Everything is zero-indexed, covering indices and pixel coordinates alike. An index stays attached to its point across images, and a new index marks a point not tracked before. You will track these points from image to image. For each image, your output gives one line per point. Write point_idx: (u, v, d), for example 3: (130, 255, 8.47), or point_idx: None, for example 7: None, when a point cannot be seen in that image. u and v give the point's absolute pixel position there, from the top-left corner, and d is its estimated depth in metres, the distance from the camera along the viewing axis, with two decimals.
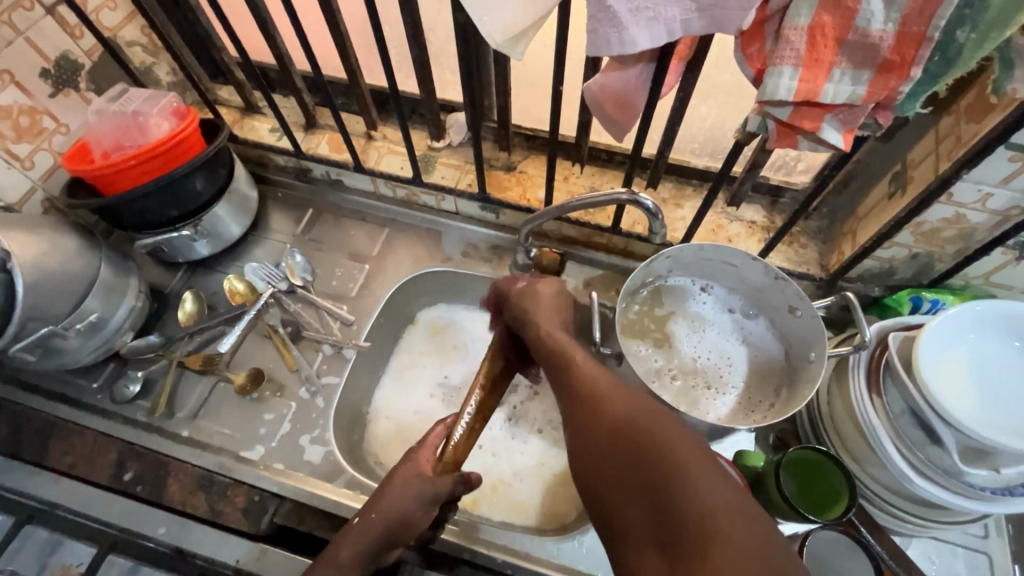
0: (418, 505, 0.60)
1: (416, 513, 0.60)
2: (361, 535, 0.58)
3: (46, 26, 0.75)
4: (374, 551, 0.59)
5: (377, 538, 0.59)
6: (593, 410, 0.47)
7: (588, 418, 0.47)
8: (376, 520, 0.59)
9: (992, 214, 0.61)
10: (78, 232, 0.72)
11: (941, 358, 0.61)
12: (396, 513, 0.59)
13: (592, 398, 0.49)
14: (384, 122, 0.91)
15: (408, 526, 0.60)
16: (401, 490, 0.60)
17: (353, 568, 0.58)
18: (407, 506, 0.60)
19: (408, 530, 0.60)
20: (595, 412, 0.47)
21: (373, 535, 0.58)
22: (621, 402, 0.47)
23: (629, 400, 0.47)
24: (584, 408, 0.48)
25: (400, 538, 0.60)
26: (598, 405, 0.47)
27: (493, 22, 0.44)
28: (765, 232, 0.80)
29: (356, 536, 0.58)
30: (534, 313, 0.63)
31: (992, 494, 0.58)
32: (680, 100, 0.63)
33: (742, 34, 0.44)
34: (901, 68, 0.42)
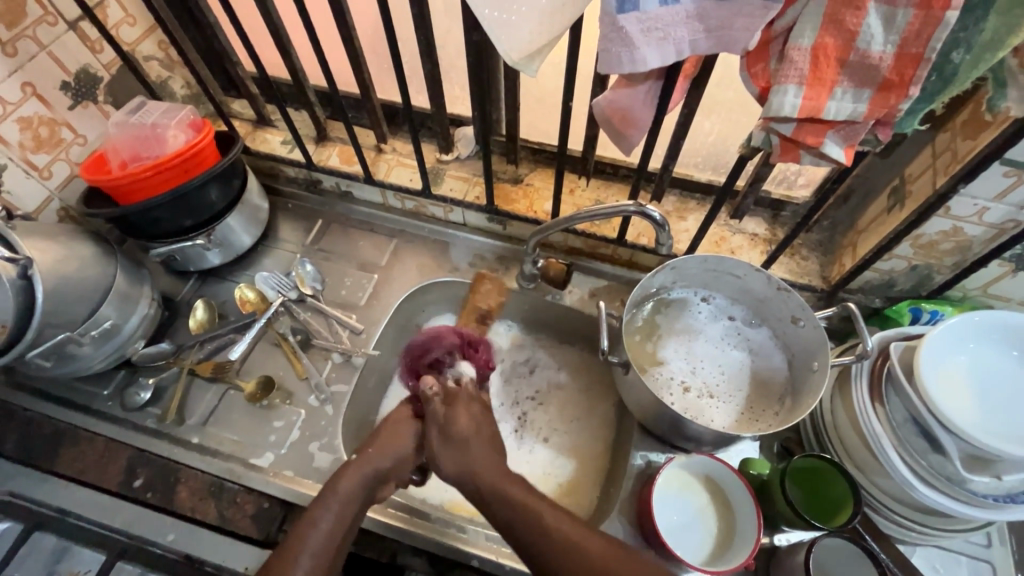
0: (411, 441, 0.69)
1: (407, 449, 0.68)
2: (358, 470, 0.63)
3: (68, 40, 0.77)
4: (371, 483, 0.64)
5: (372, 474, 0.64)
6: (577, 559, 0.53)
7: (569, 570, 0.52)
8: (375, 457, 0.65)
9: (988, 227, 0.63)
10: (94, 240, 0.74)
11: (941, 367, 0.62)
12: (392, 450, 0.67)
13: (565, 546, 0.54)
14: (394, 136, 0.94)
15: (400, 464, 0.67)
16: (396, 431, 0.69)
17: (354, 499, 0.61)
18: (400, 437, 0.69)
19: (401, 467, 0.67)
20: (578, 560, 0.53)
21: (371, 469, 0.64)
22: (590, 544, 0.54)
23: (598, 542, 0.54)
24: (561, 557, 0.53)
25: (392, 475, 0.66)
26: (577, 552, 0.53)
27: (511, 40, 0.46)
28: (767, 245, 0.82)
29: (351, 473, 0.63)
30: (461, 417, 0.67)
31: (994, 502, 0.59)
32: (685, 117, 0.65)
33: (748, 54, 0.47)
34: (900, 86, 0.44)
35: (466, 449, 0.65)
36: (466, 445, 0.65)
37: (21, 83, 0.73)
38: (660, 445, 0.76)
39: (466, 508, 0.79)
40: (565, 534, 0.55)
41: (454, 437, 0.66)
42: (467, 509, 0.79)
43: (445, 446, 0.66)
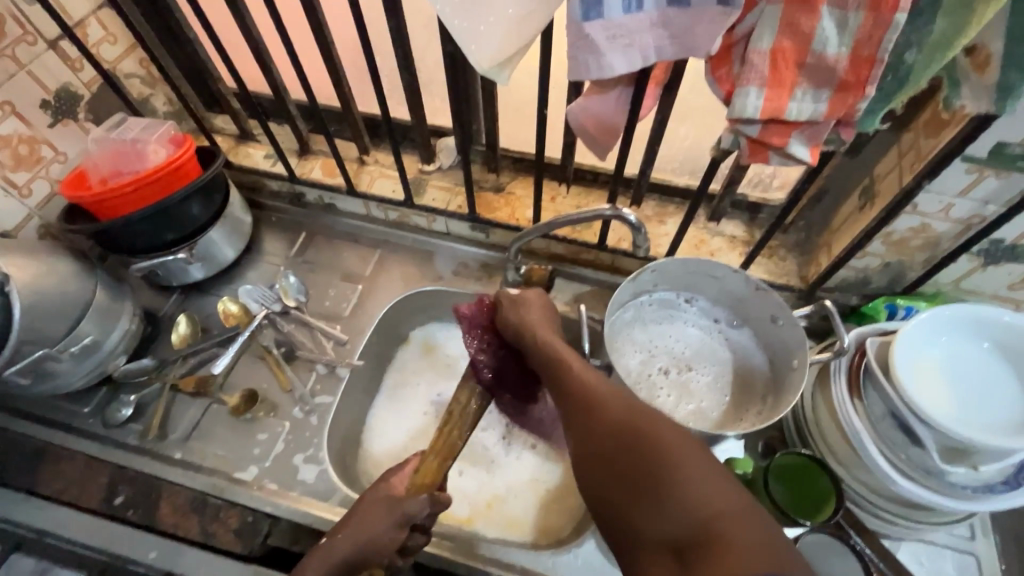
0: (385, 528, 0.59)
1: (383, 536, 0.59)
2: (323, 559, 0.58)
3: (47, 59, 0.77)
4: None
5: (342, 562, 0.58)
6: (597, 412, 0.51)
7: (589, 420, 0.51)
8: (340, 545, 0.59)
9: (955, 222, 0.64)
10: (74, 257, 0.74)
11: (916, 360, 0.63)
12: (360, 537, 0.59)
13: (586, 402, 0.53)
14: (376, 147, 0.94)
15: (373, 553, 0.59)
16: (370, 515, 0.60)
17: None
18: (372, 529, 0.59)
19: (375, 555, 0.59)
20: (597, 412, 0.51)
21: (335, 560, 0.58)
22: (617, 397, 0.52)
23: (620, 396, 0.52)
24: (581, 410, 0.52)
25: (363, 565, 0.59)
26: (600, 407, 0.51)
27: (481, 49, 0.47)
28: (746, 246, 0.83)
29: (316, 563, 0.58)
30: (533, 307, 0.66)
31: (972, 492, 0.60)
32: (659, 122, 0.67)
33: (712, 58, 0.48)
34: (857, 87, 0.46)
35: (539, 339, 0.62)
36: (531, 322, 0.64)
37: (0, 102, 0.74)
38: None
39: (454, 517, 0.79)
40: (596, 391, 0.53)
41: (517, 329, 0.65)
42: (454, 518, 0.79)
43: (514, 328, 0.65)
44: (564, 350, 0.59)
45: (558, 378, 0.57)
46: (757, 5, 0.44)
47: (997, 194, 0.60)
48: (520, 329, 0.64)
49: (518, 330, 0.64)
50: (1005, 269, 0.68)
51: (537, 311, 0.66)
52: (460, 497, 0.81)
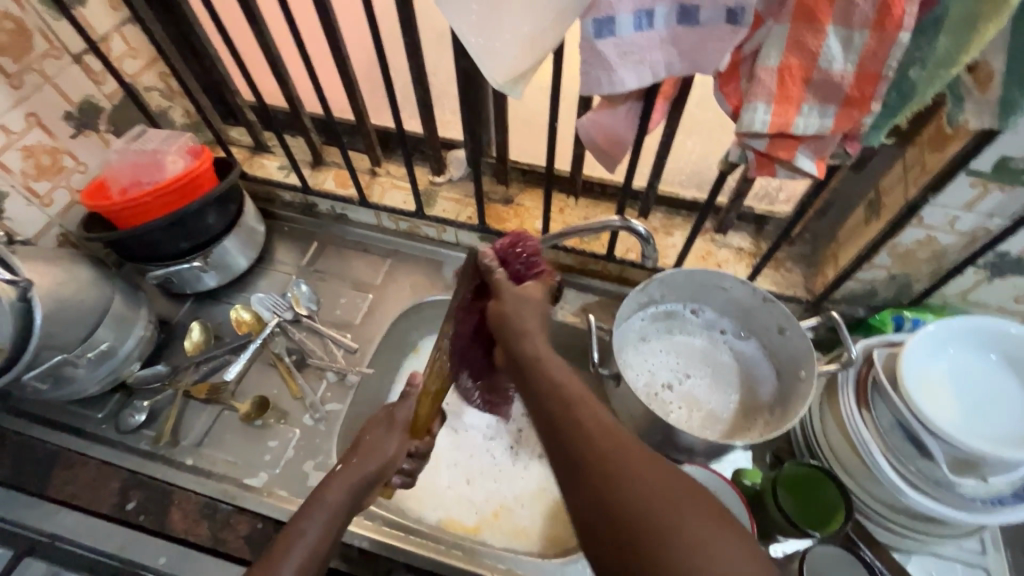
0: (391, 442, 0.67)
1: (389, 449, 0.66)
2: (346, 477, 0.62)
3: (72, 72, 0.80)
4: (359, 492, 0.62)
5: (359, 482, 0.62)
6: (602, 461, 0.46)
7: (589, 466, 0.47)
8: (359, 464, 0.63)
9: (960, 235, 0.65)
10: (93, 264, 0.75)
11: (923, 372, 0.63)
12: (375, 453, 0.65)
13: (591, 447, 0.48)
14: (388, 159, 0.96)
15: (385, 466, 0.65)
16: (377, 433, 0.67)
17: (340, 511, 0.59)
18: (380, 445, 0.66)
19: (386, 469, 0.65)
20: (605, 462, 0.46)
21: (359, 477, 0.62)
22: (626, 442, 0.48)
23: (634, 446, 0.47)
24: (578, 440, 0.49)
25: (377, 480, 0.65)
26: (616, 451, 0.47)
27: (496, 66, 0.49)
28: (753, 258, 0.84)
29: (339, 482, 0.61)
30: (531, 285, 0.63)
31: (982, 505, 0.60)
32: (667, 136, 0.68)
33: (720, 74, 0.50)
34: (862, 102, 0.47)
35: (523, 333, 0.58)
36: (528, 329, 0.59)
37: (26, 114, 0.76)
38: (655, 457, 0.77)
39: (462, 526, 0.79)
40: (607, 445, 0.47)
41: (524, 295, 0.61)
42: (462, 527, 0.79)
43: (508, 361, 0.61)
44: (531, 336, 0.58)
45: (566, 413, 0.51)
46: (764, 24, 0.45)
47: (1002, 207, 0.60)
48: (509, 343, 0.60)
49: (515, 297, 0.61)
50: (1012, 281, 0.68)
51: (535, 314, 0.61)
52: (468, 506, 0.81)
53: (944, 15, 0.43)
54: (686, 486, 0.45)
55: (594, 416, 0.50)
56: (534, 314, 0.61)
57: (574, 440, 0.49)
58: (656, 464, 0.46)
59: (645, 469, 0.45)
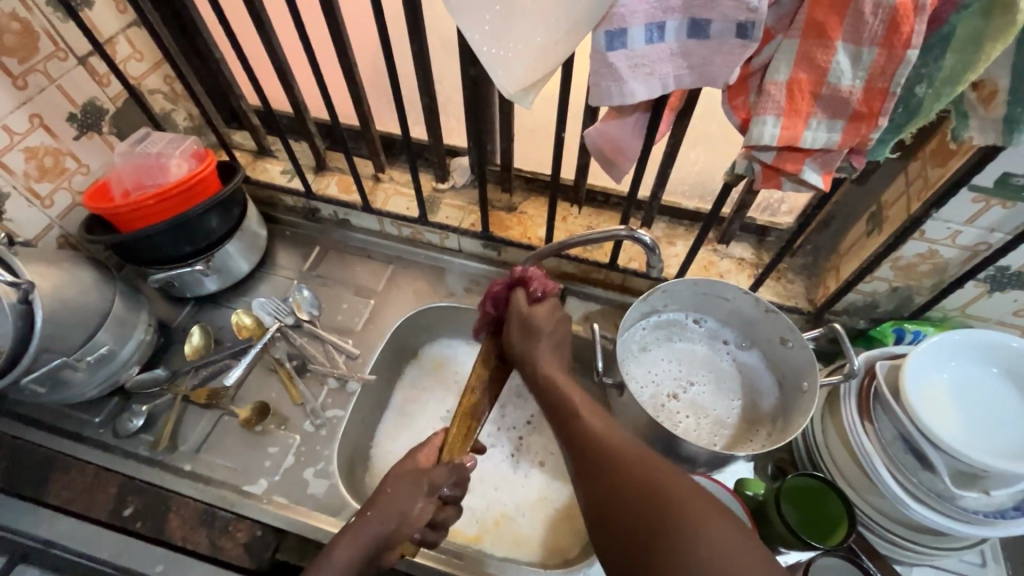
0: (417, 499, 0.62)
1: (414, 508, 0.61)
2: (356, 536, 0.58)
3: (77, 74, 0.80)
4: (369, 555, 0.58)
5: (371, 541, 0.58)
6: (665, 514, 0.47)
7: (653, 521, 0.47)
8: (374, 521, 0.59)
9: (961, 249, 0.66)
10: (94, 266, 0.75)
11: (926, 385, 0.64)
12: (394, 511, 0.60)
13: (655, 501, 0.48)
14: (392, 165, 0.96)
15: (404, 525, 0.60)
16: (400, 488, 0.62)
17: (346, 572, 0.56)
18: (405, 502, 0.61)
19: (406, 528, 0.61)
20: (670, 519, 0.46)
21: (369, 539, 0.58)
22: (685, 494, 0.48)
23: (700, 497, 0.47)
24: (642, 491, 0.49)
25: (395, 539, 0.60)
26: (665, 502, 0.47)
27: (507, 76, 0.49)
28: (755, 269, 0.84)
29: (349, 544, 0.57)
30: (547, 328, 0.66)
31: (984, 517, 0.61)
32: (672, 147, 0.69)
33: (729, 87, 0.50)
34: (870, 118, 0.48)
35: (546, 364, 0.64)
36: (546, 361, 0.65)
37: (29, 115, 0.76)
38: None
39: (462, 535, 0.79)
40: (673, 498, 0.47)
41: (531, 331, 0.66)
42: (462, 536, 0.79)
43: (523, 350, 0.66)
44: (575, 395, 0.61)
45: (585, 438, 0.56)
46: (774, 39, 0.46)
47: (1003, 222, 0.61)
48: (534, 356, 0.65)
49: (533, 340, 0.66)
50: (1011, 295, 0.69)
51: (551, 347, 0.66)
52: (469, 514, 0.81)
53: (951, 33, 0.43)
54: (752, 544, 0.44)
55: (653, 468, 0.50)
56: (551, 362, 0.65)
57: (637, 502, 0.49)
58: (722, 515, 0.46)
59: (712, 520, 0.45)
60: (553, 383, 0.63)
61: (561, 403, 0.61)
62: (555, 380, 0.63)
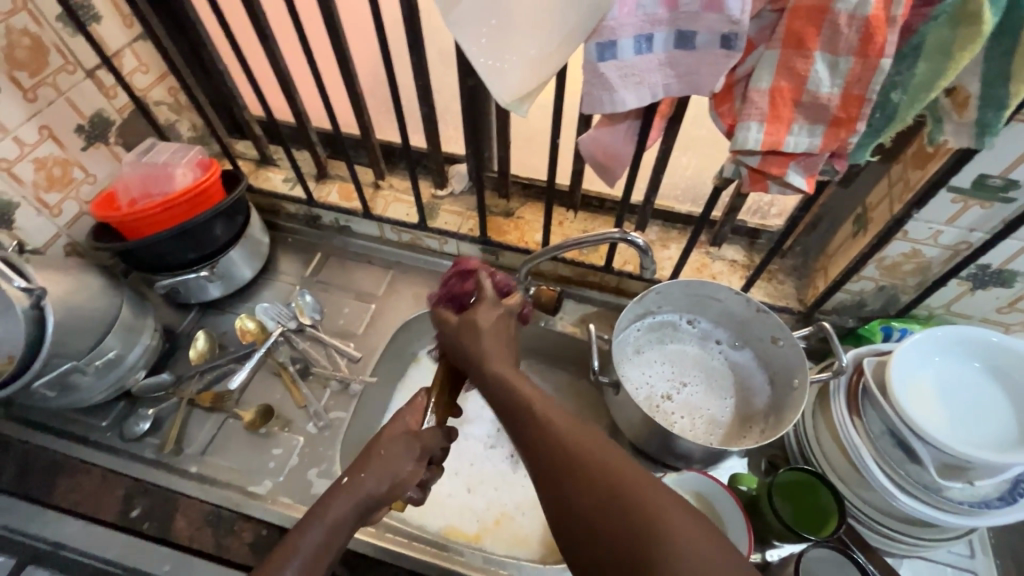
0: (408, 462, 0.60)
1: (406, 470, 0.60)
2: (351, 495, 0.57)
3: (85, 87, 0.82)
4: (364, 512, 0.57)
5: (364, 502, 0.57)
6: (622, 499, 0.40)
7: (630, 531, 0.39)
8: (368, 483, 0.58)
9: (943, 248, 0.68)
10: (101, 273, 0.76)
11: (911, 380, 0.66)
12: (388, 473, 0.59)
13: (616, 496, 0.41)
14: (392, 173, 0.99)
15: (397, 486, 0.60)
16: (393, 449, 0.60)
17: (341, 527, 0.55)
18: (398, 462, 0.60)
19: (398, 489, 0.60)
20: (634, 516, 0.39)
21: (363, 496, 0.57)
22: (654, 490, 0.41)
23: (661, 485, 0.41)
24: (601, 478, 0.42)
25: (387, 500, 0.59)
26: (627, 500, 0.40)
27: (504, 85, 0.51)
28: (746, 270, 0.87)
29: (342, 502, 0.56)
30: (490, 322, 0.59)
31: (970, 507, 0.63)
32: (663, 153, 0.71)
33: (715, 96, 0.53)
34: (849, 123, 0.50)
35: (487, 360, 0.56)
36: (487, 349, 0.57)
37: (39, 126, 0.78)
38: (653, 465, 0.78)
39: (463, 534, 0.80)
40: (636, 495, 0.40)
41: (470, 330, 0.59)
42: (463, 535, 0.80)
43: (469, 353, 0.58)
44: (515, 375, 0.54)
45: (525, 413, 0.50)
46: (756, 50, 0.49)
47: (982, 222, 0.64)
48: (477, 355, 0.57)
49: (476, 335, 0.58)
50: (993, 293, 0.71)
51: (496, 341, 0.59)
52: (469, 514, 0.82)
53: (922, 42, 0.46)
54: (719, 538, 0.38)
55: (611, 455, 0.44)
56: (494, 355, 0.57)
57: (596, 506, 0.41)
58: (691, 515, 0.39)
59: (681, 522, 0.39)
60: (493, 374, 0.55)
61: (506, 392, 0.52)
62: (505, 376, 0.54)
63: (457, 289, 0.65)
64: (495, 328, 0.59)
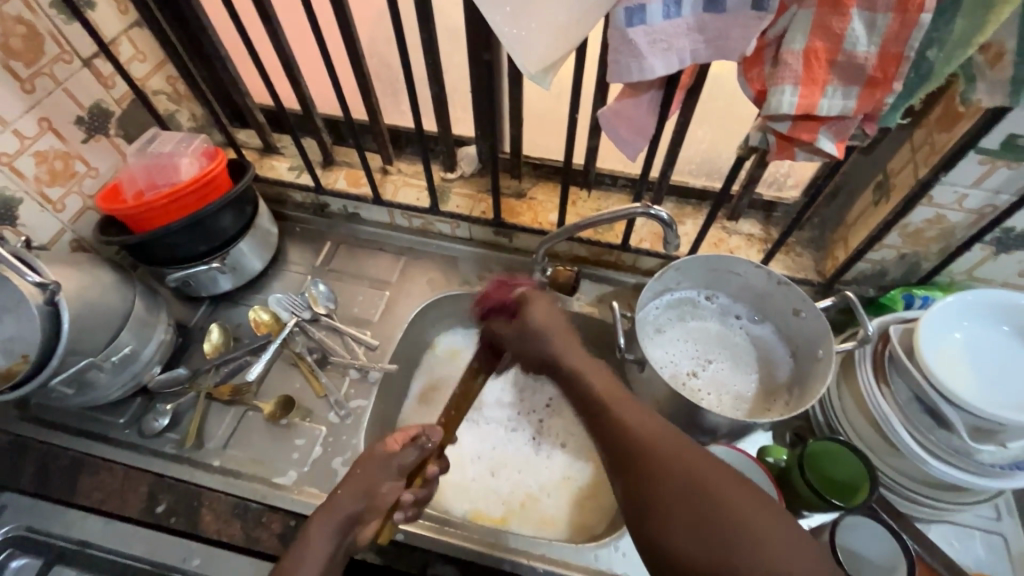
0: (386, 481, 0.64)
1: (383, 486, 0.64)
2: (328, 515, 0.60)
3: (83, 76, 0.79)
4: (342, 532, 0.60)
5: (344, 522, 0.61)
6: (707, 489, 0.46)
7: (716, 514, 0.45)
8: (344, 501, 0.61)
9: (968, 212, 0.68)
10: (112, 267, 0.75)
11: (940, 345, 0.66)
12: (362, 491, 0.62)
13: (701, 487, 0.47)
14: (400, 157, 0.97)
15: (373, 503, 0.63)
16: (371, 468, 0.64)
17: (324, 551, 0.58)
18: (376, 480, 0.64)
19: (376, 504, 0.63)
20: (716, 506, 0.45)
21: (342, 516, 0.60)
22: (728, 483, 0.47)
23: (739, 481, 0.47)
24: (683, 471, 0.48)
25: (365, 517, 0.63)
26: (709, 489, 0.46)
27: (528, 55, 0.50)
28: (764, 243, 0.86)
29: (320, 524, 0.60)
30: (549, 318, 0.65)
31: (1001, 470, 0.63)
32: (682, 125, 0.70)
33: (744, 60, 0.51)
34: (884, 83, 0.49)
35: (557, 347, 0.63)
36: (560, 350, 0.63)
37: (38, 119, 0.75)
38: None
39: (489, 517, 0.80)
40: (725, 491, 0.46)
41: (533, 335, 0.64)
42: (489, 518, 0.80)
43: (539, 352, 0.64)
44: (591, 374, 0.60)
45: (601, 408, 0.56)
46: (788, 10, 0.47)
47: (1009, 183, 0.63)
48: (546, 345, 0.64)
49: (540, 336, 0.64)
50: (1016, 256, 0.71)
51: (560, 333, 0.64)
52: (494, 497, 0.82)
53: None
54: (787, 524, 0.45)
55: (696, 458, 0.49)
56: (564, 346, 0.63)
57: (684, 500, 0.47)
58: (771, 511, 0.45)
59: (762, 517, 0.45)
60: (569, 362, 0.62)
61: (582, 386, 0.59)
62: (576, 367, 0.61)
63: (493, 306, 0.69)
64: (553, 322, 0.65)
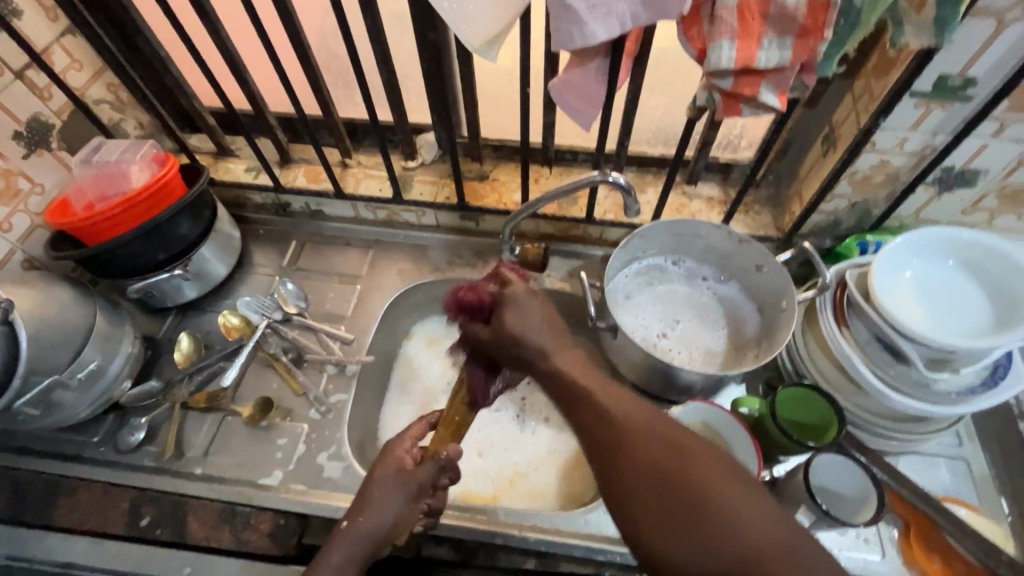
0: (405, 500, 0.60)
1: (403, 507, 0.60)
2: (350, 539, 0.58)
3: (16, 90, 0.76)
4: (365, 552, 0.58)
5: (365, 544, 0.58)
6: (672, 472, 0.44)
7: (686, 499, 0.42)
8: (365, 523, 0.58)
9: (909, 155, 0.70)
10: (68, 283, 0.73)
11: (892, 285, 0.69)
12: (385, 509, 0.59)
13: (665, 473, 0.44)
14: (358, 150, 0.96)
15: (397, 524, 0.60)
16: (388, 486, 0.60)
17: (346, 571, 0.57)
18: (392, 499, 0.59)
19: (399, 525, 0.60)
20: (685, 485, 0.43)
21: (365, 538, 0.58)
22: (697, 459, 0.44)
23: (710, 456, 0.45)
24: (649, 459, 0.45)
25: (391, 535, 0.60)
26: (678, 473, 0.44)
27: (470, 29, 0.50)
28: (723, 205, 0.88)
29: (340, 550, 0.57)
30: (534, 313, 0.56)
31: (957, 396, 0.66)
32: (633, 93, 0.71)
33: (683, 18, 0.52)
34: (816, 32, 0.51)
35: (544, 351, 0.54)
36: (548, 346, 0.54)
37: None
38: (656, 403, 0.80)
39: (479, 497, 0.81)
40: (700, 471, 0.43)
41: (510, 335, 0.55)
42: (480, 498, 0.81)
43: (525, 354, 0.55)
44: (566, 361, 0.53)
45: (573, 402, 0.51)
46: None
47: (944, 124, 0.66)
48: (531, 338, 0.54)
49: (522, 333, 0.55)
50: (958, 195, 0.75)
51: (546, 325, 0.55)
52: (483, 477, 0.83)
53: None
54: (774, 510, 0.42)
55: (675, 440, 0.46)
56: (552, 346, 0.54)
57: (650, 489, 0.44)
58: (739, 480, 0.43)
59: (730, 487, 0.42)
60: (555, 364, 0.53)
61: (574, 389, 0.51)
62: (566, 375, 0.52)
63: (468, 297, 0.61)
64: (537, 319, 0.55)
